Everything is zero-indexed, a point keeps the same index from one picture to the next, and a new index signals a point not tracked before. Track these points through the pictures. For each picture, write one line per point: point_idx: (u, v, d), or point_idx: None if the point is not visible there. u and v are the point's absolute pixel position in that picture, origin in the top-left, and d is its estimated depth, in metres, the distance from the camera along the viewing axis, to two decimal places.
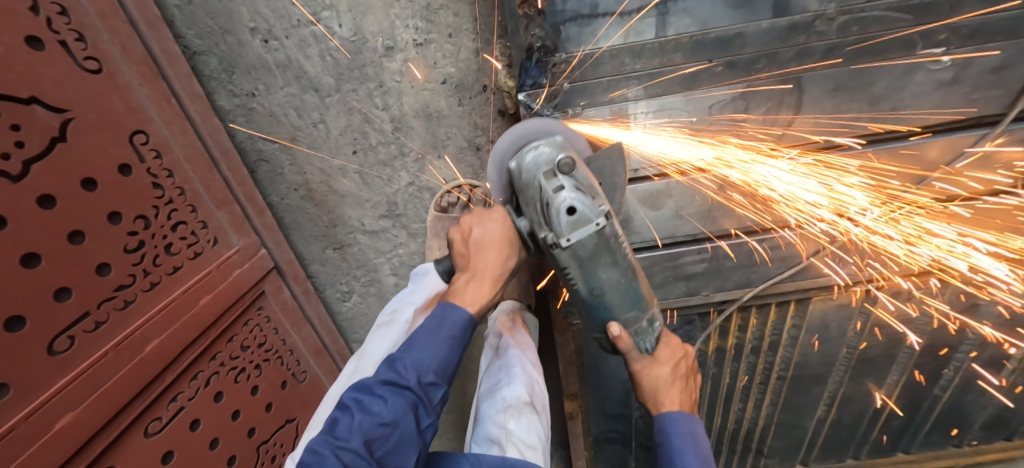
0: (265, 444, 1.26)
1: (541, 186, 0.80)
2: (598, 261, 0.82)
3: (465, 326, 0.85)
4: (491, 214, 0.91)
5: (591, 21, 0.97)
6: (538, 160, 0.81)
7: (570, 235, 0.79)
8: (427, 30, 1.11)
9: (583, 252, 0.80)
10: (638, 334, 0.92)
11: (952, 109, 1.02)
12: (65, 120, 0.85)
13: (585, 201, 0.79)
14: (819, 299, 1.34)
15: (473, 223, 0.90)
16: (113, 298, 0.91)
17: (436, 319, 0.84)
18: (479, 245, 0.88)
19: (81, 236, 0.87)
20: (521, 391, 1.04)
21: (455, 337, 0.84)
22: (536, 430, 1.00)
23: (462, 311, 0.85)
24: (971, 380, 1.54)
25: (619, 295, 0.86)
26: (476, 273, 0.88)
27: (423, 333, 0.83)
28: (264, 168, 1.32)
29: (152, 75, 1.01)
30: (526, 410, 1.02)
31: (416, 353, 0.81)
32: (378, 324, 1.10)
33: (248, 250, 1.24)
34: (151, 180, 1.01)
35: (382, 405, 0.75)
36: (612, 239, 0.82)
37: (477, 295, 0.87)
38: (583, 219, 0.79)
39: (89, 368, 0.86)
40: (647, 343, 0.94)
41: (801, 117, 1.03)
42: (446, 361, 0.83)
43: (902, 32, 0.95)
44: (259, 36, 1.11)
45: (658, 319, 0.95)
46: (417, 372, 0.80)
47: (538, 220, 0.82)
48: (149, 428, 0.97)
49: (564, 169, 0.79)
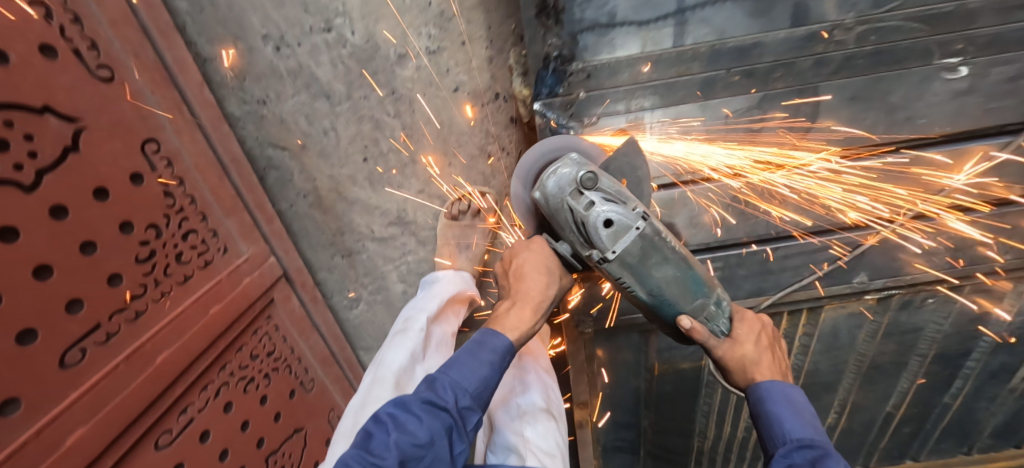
0: (274, 454, 1.25)
1: (571, 207, 0.82)
2: (648, 262, 0.83)
3: (505, 352, 0.86)
4: (528, 242, 0.93)
5: (608, 30, 0.96)
6: (562, 182, 0.83)
7: (614, 246, 0.81)
8: (439, 38, 1.11)
9: (632, 258, 0.82)
10: (710, 318, 0.89)
11: (968, 118, 1.02)
12: (77, 130, 0.84)
13: (618, 209, 0.81)
14: (831, 307, 1.33)
15: (516, 251, 0.93)
16: (124, 310, 0.90)
17: (476, 343, 0.86)
18: (518, 273, 0.90)
19: (92, 246, 0.86)
20: (536, 399, 1.07)
21: (494, 362, 0.85)
22: (553, 436, 1.02)
23: (502, 337, 0.86)
24: (982, 386, 1.53)
25: (678, 288, 0.86)
26: (519, 299, 0.89)
27: (463, 354, 0.85)
28: (273, 175, 1.30)
29: (164, 83, 1.00)
30: (541, 417, 1.04)
31: (454, 374, 0.83)
32: (393, 332, 1.12)
33: (258, 258, 1.23)
34: (162, 189, 1.00)
35: (418, 424, 0.77)
36: (655, 237, 0.83)
37: (519, 319, 0.88)
38: (623, 226, 0.81)
39: (101, 381, 0.84)
40: (721, 324, 0.90)
41: (817, 125, 1.04)
42: (484, 385, 0.84)
43: (919, 41, 0.94)
44: (271, 43, 1.11)
45: (725, 298, 0.92)
46: (456, 395, 0.81)
47: (579, 240, 0.85)
48: (160, 441, 0.95)
49: (587, 184, 0.82)
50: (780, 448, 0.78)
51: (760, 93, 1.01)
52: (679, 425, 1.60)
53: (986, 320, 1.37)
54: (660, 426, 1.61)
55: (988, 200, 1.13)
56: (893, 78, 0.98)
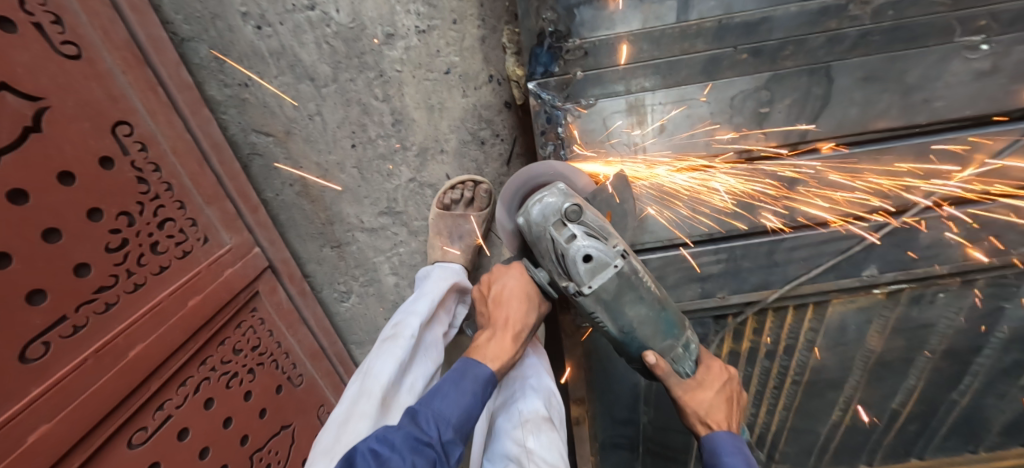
0: (259, 452, 1.20)
1: (553, 237, 0.81)
2: (623, 300, 0.83)
3: (487, 381, 0.88)
4: (508, 270, 0.94)
5: (608, 3, 0.89)
6: (546, 211, 0.82)
7: (591, 282, 0.80)
8: (429, 16, 1.05)
9: (607, 295, 0.81)
10: (675, 359, 0.91)
11: (988, 101, 0.98)
12: (39, 110, 0.79)
13: (599, 246, 0.80)
14: (839, 301, 1.28)
15: (494, 278, 0.95)
16: (92, 301, 0.85)
17: (459, 371, 0.88)
18: (497, 300, 0.92)
19: (57, 233, 0.81)
20: (536, 405, 1.01)
21: (476, 391, 0.87)
22: (557, 447, 0.98)
23: (485, 367, 0.88)
24: (991, 383, 1.48)
25: (649, 328, 0.86)
26: (498, 327, 0.93)
27: (447, 382, 0.86)
28: (258, 162, 1.25)
29: (136, 63, 0.95)
30: (545, 427, 0.99)
31: (437, 405, 0.83)
32: (380, 338, 1.05)
33: (241, 249, 1.18)
34: (136, 174, 0.94)
35: (402, 459, 0.73)
36: (632, 276, 0.82)
37: (499, 350, 0.92)
38: (601, 263, 0.80)
39: (66, 376, 0.80)
40: (686, 365, 0.93)
41: (829, 108, 0.99)
42: (466, 415, 0.84)
43: (938, 17, 0.89)
44: (252, 22, 1.06)
45: (693, 341, 0.94)
46: (439, 428, 0.81)
47: (557, 271, 0.84)
48: (133, 439, 0.91)
49: (572, 217, 0.80)
50: None
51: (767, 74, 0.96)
52: (679, 423, 1.56)
53: (999, 315, 1.32)
54: (660, 423, 1.56)
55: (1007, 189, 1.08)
56: (908, 57, 0.94)
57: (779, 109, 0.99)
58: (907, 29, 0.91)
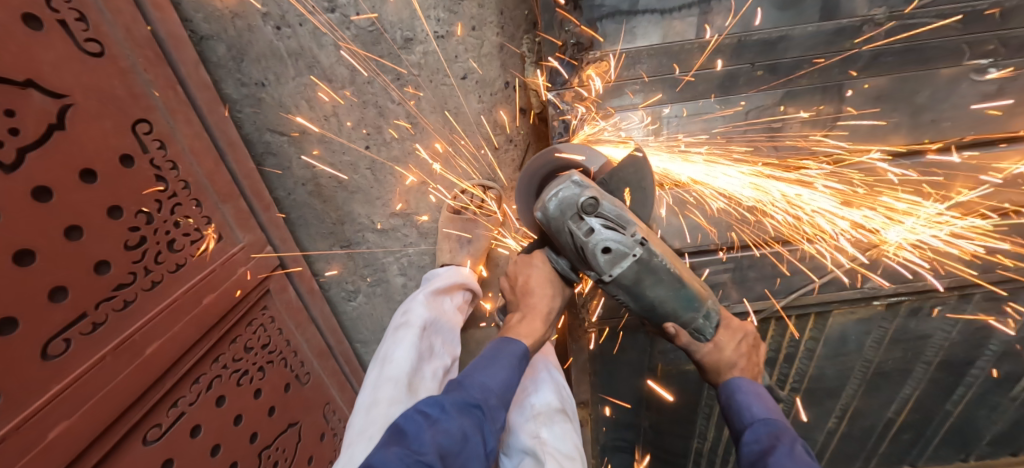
0: (267, 449, 1.21)
1: (572, 231, 0.80)
2: (643, 283, 0.83)
3: (522, 357, 0.86)
4: (533, 259, 0.94)
5: (630, 18, 0.91)
6: (562, 206, 0.79)
7: (611, 270, 0.81)
8: (449, 22, 1.06)
9: (627, 280, 0.82)
10: (696, 330, 0.90)
11: (995, 122, 1.00)
12: (64, 107, 0.79)
13: (618, 236, 0.79)
14: (840, 312, 1.31)
15: (518, 269, 0.95)
16: (112, 298, 0.85)
17: (494, 348, 0.86)
18: (524, 289, 0.92)
19: (78, 231, 0.81)
20: (551, 398, 1.04)
21: (516, 366, 0.85)
22: (570, 438, 0.98)
23: (518, 344, 0.86)
24: (984, 395, 1.52)
25: (671, 302, 0.86)
26: (526, 310, 0.91)
27: (485, 357, 0.84)
28: (271, 161, 1.26)
29: (157, 60, 0.96)
30: (558, 417, 1.01)
31: (481, 375, 0.81)
32: (393, 328, 1.08)
33: (253, 247, 1.19)
34: (155, 172, 0.95)
35: (451, 421, 0.71)
36: (652, 260, 0.81)
37: (530, 329, 0.90)
38: (621, 253, 0.80)
39: (85, 373, 0.80)
40: (709, 329, 0.90)
41: (841, 124, 1.01)
42: (507, 387, 0.82)
43: (949, 40, 0.92)
44: (271, 23, 1.06)
45: (715, 311, 0.90)
46: (484, 394, 0.79)
47: (577, 260, 0.84)
48: (148, 436, 0.91)
49: (588, 210, 0.78)
50: (747, 431, 0.83)
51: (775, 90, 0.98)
52: (680, 427, 1.58)
53: (995, 329, 1.36)
54: (660, 428, 1.59)
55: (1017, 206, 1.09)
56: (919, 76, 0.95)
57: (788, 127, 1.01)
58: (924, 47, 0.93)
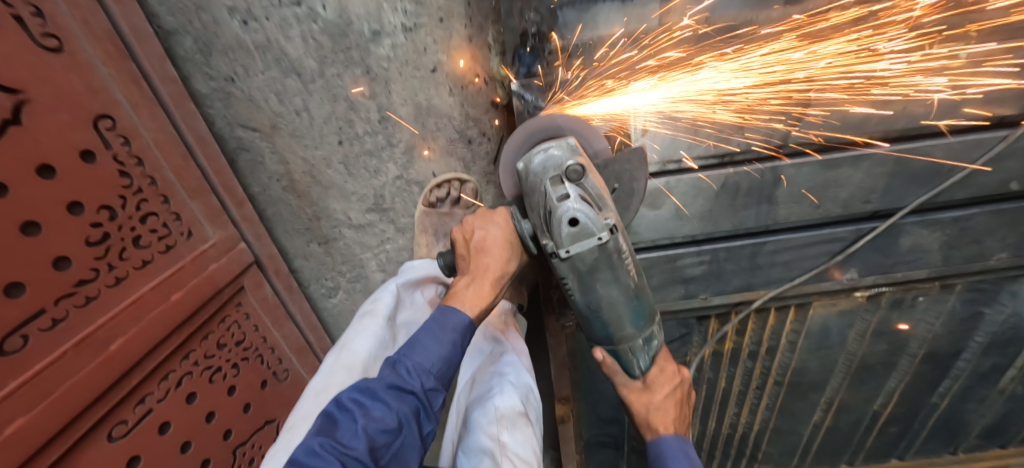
0: (242, 446, 1.21)
1: (546, 192, 0.74)
2: (596, 276, 0.76)
3: (465, 329, 0.84)
4: (494, 216, 0.89)
5: (590, 6, 0.91)
6: (547, 163, 0.74)
7: (570, 246, 0.73)
8: (416, 13, 1.05)
9: (582, 265, 0.75)
10: (632, 351, 0.86)
11: (974, 110, 0.98)
12: (19, 102, 0.78)
13: (588, 212, 0.72)
14: (820, 304, 1.30)
15: (476, 225, 0.89)
16: (72, 295, 0.85)
17: (437, 321, 0.82)
18: (478, 247, 0.87)
19: (36, 227, 0.80)
20: (515, 401, 1.01)
21: (456, 341, 0.82)
22: (531, 444, 0.97)
23: (462, 315, 0.83)
24: (971, 387, 1.51)
25: (618, 312, 0.81)
26: (475, 274, 0.87)
27: (425, 333, 0.81)
28: (245, 157, 1.25)
29: (118, 54, 0.94)
30: (520, 422, 0.99)
31: (417, 357, 0.78)
32: (357, 314, 1.06)
33: (225, 244, 1.18)
34: (118, 168, 0.95)
35: (385, 409, 0.71)
36: (614, 254, 0.76)
37: (477, 296, 0.86)
38: (585, 232, 0.73)
39: (44, 370, 0.79)
40: (642, 362, 0.89)
41: (812, 111, 0.97)
42: (447, 365, 0.80)
43: (924, 26, 0.88)
44: (238, 17, 1.03)
45: (657, 337, 0.89)
46: (422, 376, 0.77)
47: (541, 226, 0.77)
48: (114, 432, 0.91)
49: (572, 176, 0.73)
50: None
51: (764, 32, 0.92)
52: None
53: (978, 320, 1.35)
54: None
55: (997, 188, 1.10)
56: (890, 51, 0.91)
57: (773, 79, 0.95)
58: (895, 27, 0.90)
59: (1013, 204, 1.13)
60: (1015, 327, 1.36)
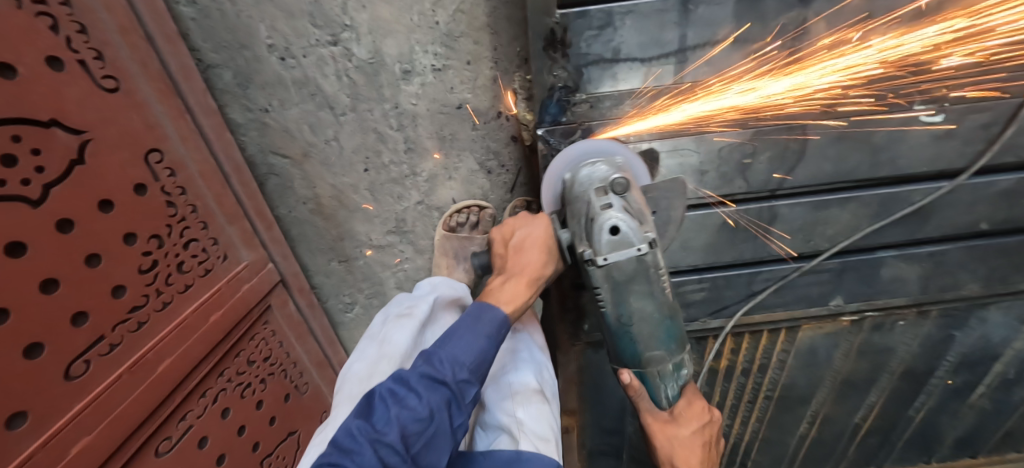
0: (268, 457, 1.27)
1: (591, 201, 0.84)
2: (631, 288, 0.85)
3: (500, 324, 0.92)
4: (533, 219, 0.97)
5: (612, 64, 0.97)
6: (593, 176, 0.86)
7: (608, 254, 0.82)
8: (446, 56, 1.13)
9: (619, 274, 0.84)
10: (660, 376, 0.94)
11: (944, 160, 1.09)
12: (84, 142, 0.84)
13: (631, 224, 0.81)
14: (809, 327, 1.42)
15: (516, 226, 0.98)
16: (127, 320, 0.90)
17: (473, 316, 0.91)
18: (518, 248, 0.96)
19: (98, 258, 0.86)
20: (530, 380, 1.11)
21: (490, 335, 0.90)
22: (546, 420, 1.04)
23: (498, 311, 0.92)
24: (945, 402, 1.63)
25: (650, 327, 0.89)
26: (513, 274, 0.95)
27: (461, 328, 0.89)
28: (274, 181, 1.32)
29: (168, 91, 1.02)
30: (535, 399, 1.07)
31: (451, 348, 0.86)
32: (395, 315, 1.12)
33: (256, 265, 1.25)
34: (166, 198, 1.00)
35: (418, 399, 0.79)
36: (651, 268, 0.84)
37: (513, 294, 0.94)
38: (625, 241, 0.81)
39: (103, 392, 0.85)
40: (669, 391, 0.96)
41: (805, 161, 1.08)
42: (479, 358, 0.88)
43: (902, 89, 0.99)
44: (277, 54, 1.13)
45: (684, 367, 0.96)
46: (454, 369, 0.85)
47: (581, 234, 0.86)
48: (160, 448, 0.97)
49: (617, 189, 0.83)
50: None
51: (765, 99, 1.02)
52: None
53: (951, 343, 1.48)
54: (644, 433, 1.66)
55: (969, 227, 1.22)
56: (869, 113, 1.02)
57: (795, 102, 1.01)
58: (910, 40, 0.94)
59: (982, 241, 1.25)
60: (984, 349, 1.49)
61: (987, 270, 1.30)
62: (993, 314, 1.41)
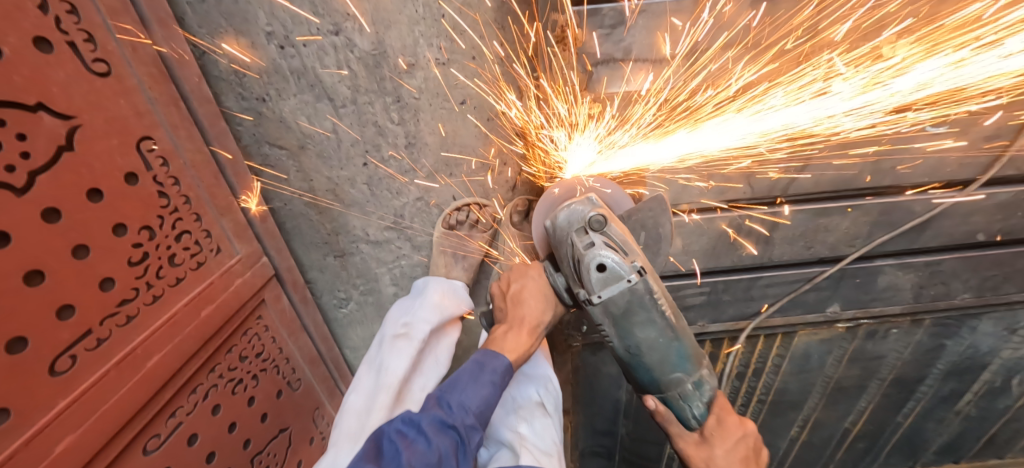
0: (259, 455, 1.25)
1: (573, 243, 0.83)
2: (632, 319, 0.84)
3: (505, 372, 0.92)
4: (530, 270, 0.99)
5: (622, 65, 0.97)
6: (571, 218, 0.84)
7: (601, 291, 0.82)
8: (451, 50, 1.10)
9: (616, 309, 0.83)
10: (683, 397, 0.90)
11: (946, 171, 1.09)
12: (72, 128, 0.80)
13: (616, 257, 0.81)
14: (804, 333, 1.42)
15: (513, 278, 0.99)
16: (115, 314, 0.87)
17: (478, 363, 0.91)
18: (516, 298, 0.96)
19: (85, 250, 0.83)
20: (532, 393, 1.13)
21: (495, 381, 0.90)
22: (549, 435, 1.05)
23: (502, 359, 0.91)
24: (932, 409, 1.66)
25: (658, 353, 0.86)
26: (512, 324, 0.96)
27: (466, 374, 0.89)
28: (269, 173, 1.29)
29: (161, 77, 0.98)
30: (537, 413, 1.10)
31: (459, 394, 0.86)
32: (392, 336, 1.12)
33: (249, 259, 1.22)
34: (157, 189, 0.97)
35: (428, 442, 0.75)
36: (646, 295, 0.82)
37: (516, 343, 0.94)
38: (615, 275, 0.81)
39: (89, 389, 0.82)
40: (697, 411, 0.91)
41: (810, 168, 1.07)
42: (485, 405, 0.88)
43: (910, 99, 0.98)
44: (275, 42, 1.09)
45: (707, 382, 0.91)
46: (461, 413, 0.84)
47: (573, 277, 0.87)
48: (148, 445, 0.94)
49: (595, 226, 0.82)
50: None
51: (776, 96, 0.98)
52: (655, 435, 1.66)
53: (942, 351, 1.49)
54: (637, 435, 1.67)
55: (965, 238, 1.23)
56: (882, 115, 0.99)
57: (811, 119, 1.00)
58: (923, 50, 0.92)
59: (978, 252, 1.26)
60: (973, 358, 1.51)
61: (981, 281, 1.31)
62: (985, 324, 1.43)
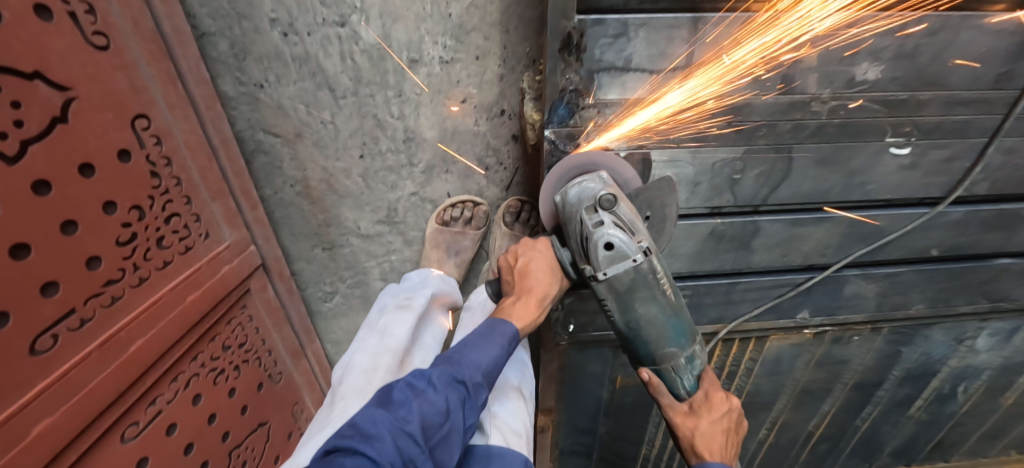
0: (237, 449, 1.21)
1: (583, 220, 0.87)
2: (634, 296, 0.89)
3: (512, 338, 0.95)
4: (536, 244, 1.02)
5: (623, 73, 1.00)
6: (582, 195, 0.88)
7: (607, 268, 0.87)
8: (454, 49, 1.13)
9: (620, 285, 0.88)
10: (676, 370, 0.97)
11: (908, 190, 1.20)
12: (68, 99, 0.78)
13: (623, 236, 0.85)
14: (776, 337, 1.50)
15: (521, 251, 1.02)
16: (100, 294, 0.84)
17: (488, 326, 0.95)
18: (524, 270, 0.99)
19: (73, 226, 0.80)
20: (511, 377, 1.16)
21: (505, 345, 0.93)
22: (522, 415, 1.08)
23: (512, 324, 0.95)
24: (888, 413, 1.77)
25: (656, 328, 0.92)
26: (521, 294, 0.99)
27: (478, 336, 0.93)
28: (262, 160, 1.28)
29: (160, 55, 0.96)
30: (512, 395, 1.12)
31: (471, 354, 0.89)
32: (394, 306, 1.18)
33: (238, 246, 1.20)
34: (150, 168, 0.95)
35: (437, 393, 0.79)
36: (650, 274, 0.88)
37: (525, 310, 0.97)
38: (621, 254, 0.85)
39: (70, 370, 0.79)
40: (686, 382, 0.99)
41: (788, 180, 1.15)
42: (494, 365, 0.91)
43: (877, 120, 1.07)
44: (279, 28, 1.09)
45: (697, 357, 0.99)
46: (472, 371, 0.87)
47: (579, 253, 0.91)
48: (126, 433, 0.91)
49: (604, 204, 0.86)
50: None
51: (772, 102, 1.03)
52: (633, 434, 1.71)
53: (898, 358, 1.61)
54: (616, 434, 1.71)
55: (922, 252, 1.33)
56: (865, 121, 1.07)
57: (785, 115, 1.05)
58: (879, 59, 0.99)
59: (932, 266, 1.37)
60: (925, 364, 1.63)
61: (935, 292, 1.43)
62: (936, 333, 1.55)
